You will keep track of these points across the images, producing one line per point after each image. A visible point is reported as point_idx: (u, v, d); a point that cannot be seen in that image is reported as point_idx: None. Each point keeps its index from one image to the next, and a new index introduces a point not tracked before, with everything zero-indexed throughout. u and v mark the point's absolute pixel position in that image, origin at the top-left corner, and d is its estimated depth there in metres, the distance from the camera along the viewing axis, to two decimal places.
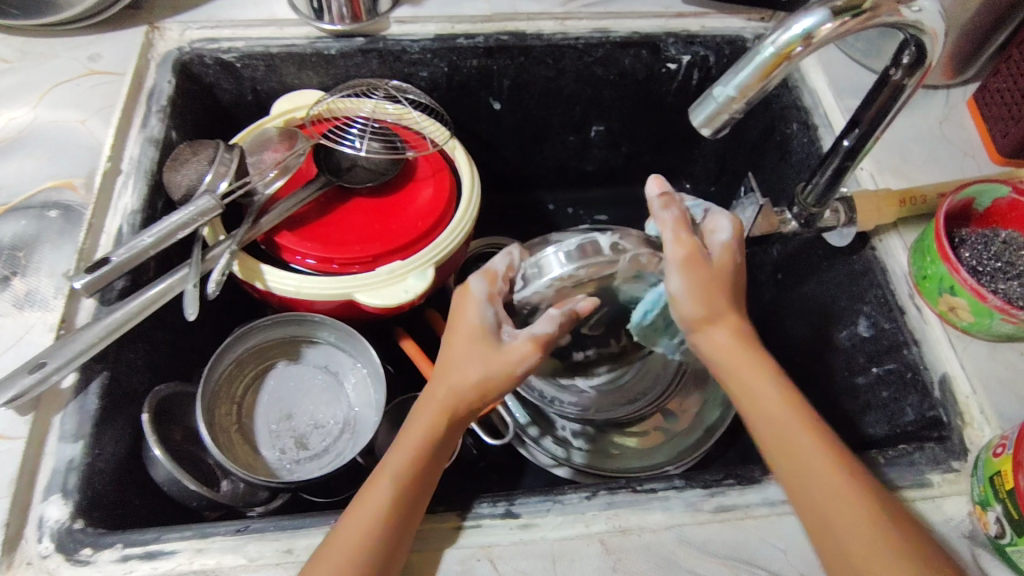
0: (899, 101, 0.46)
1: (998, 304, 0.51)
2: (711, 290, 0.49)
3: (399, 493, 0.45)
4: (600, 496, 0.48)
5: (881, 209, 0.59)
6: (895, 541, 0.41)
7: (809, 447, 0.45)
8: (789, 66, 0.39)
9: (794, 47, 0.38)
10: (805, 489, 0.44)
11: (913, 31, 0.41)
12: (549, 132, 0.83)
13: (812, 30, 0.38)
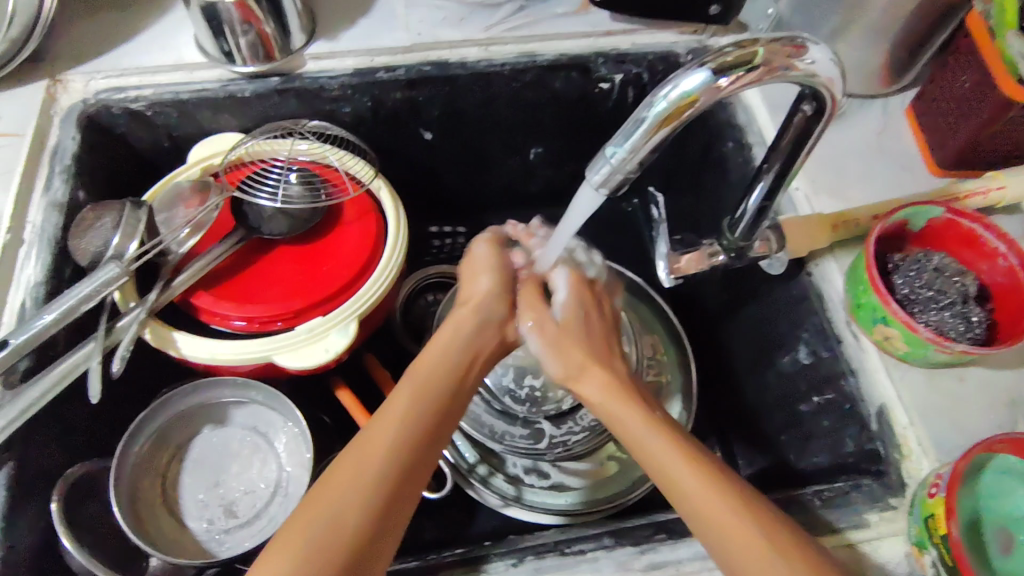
0: (809, 141, 0.46)
1: (929, 335, 0.49)
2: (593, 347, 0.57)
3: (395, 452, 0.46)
4: (528, 561, 0.47)
5: (814, 235, 0.57)
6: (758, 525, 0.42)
7: (683, 477, 0.45)
8: (677, 125, 0.38)
9: (683, 106, 0.37)
10: (698, 506, 0.44)
11: (810, 81, 0.40)
12: (486, 158, 0.79)
13: (700, 89, 0.37)
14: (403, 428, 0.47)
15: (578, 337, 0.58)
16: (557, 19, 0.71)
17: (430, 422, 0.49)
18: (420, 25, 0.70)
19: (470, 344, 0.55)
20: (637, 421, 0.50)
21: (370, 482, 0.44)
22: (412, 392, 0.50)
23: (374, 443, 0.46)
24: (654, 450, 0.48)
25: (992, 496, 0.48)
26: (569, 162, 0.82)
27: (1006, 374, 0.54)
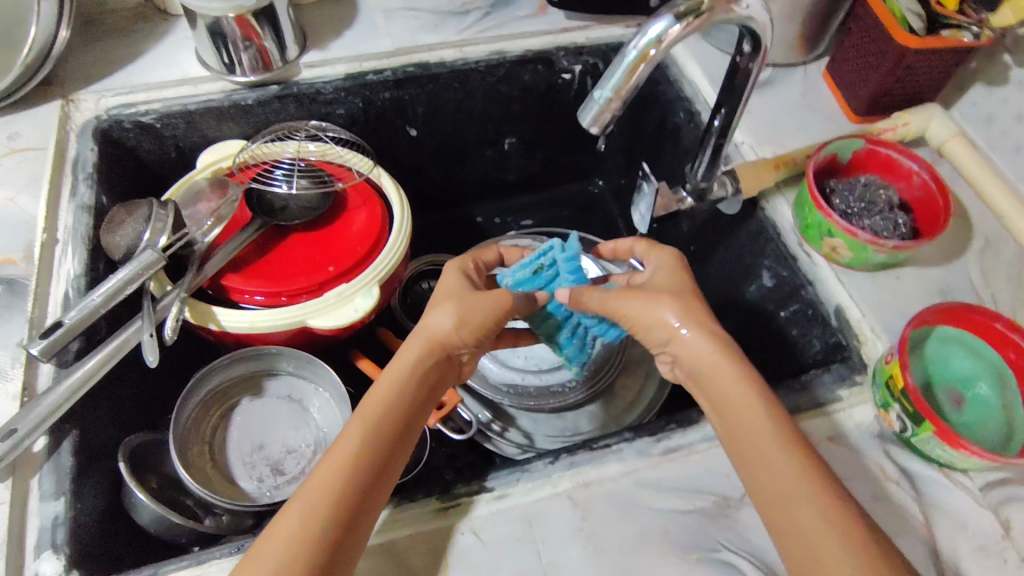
0: (749, 79, 0.56)
1: (867, 237, 0.59)
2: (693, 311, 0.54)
3: (347, 482, 0.46)
4: (563, 458, 0.53)
5: (762, 175, 0.67)
6: (847, 526, 0.41)
7: (814, 515, 0.42)
8: (650, 62, 0.47)
9: (652, 49, 0.46)
10: (787, 510, 0.43)
11: (745, 22, 0.50)
12: (467, 150, 0.87)
13: (662, 34, 0.46)
14: (351, 463, 0.47)
15: (702, 374, 0.51)
16: (520, 21, 0.82)
17: (377, 452, 0.48)
18: (401, 33, 0.79)
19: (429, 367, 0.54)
20: (738, 394, 0.49)
21: (319, 518, 0.43)
22: (364, 426, 0.49)
23: (326, 480, 0.45)
24: (776, 483, 0.44)
25: (936, 366, 0.58)
26: (540, 151, 0.91)
27: (934, 271, 0.64)
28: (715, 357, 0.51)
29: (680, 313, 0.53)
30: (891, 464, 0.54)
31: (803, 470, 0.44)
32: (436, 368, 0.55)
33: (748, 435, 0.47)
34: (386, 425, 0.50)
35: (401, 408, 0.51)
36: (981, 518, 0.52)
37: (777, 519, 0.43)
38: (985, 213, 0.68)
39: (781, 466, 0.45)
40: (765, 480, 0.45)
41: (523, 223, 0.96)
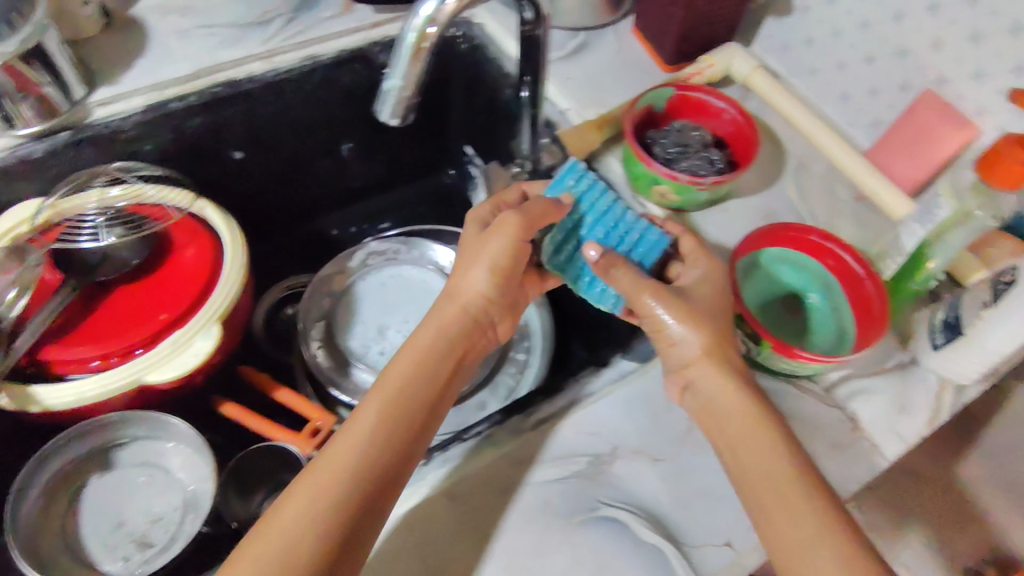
0: (539, 47, 0.55)
1: (686, 179, 0.62)
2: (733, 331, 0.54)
3: (369, 459, 0.47)
4: (436, 457, 0.53)
5: (587, 136, 0.68)
6: (835, 524, 0.44)
7: (807, 514, 0.45)
8: (428, 49, 0.45)
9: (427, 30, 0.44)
10: (779, 517, 0.45)
11: None
12: (303, 162, 0.84)
13: (435, 13, 0.44)
14: (366, 439, 0.48)
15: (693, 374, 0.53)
16: (326, 22, 0.79)
17: (417, 425, 0.51)
18: (200, 53, 0.74)
19: (450, 343, 0.57)
20: (744, 406, 0.51)
21: (338, 490, 0.46)
22: (381, 404, 0.51)
23: (339, 458, 0.47)
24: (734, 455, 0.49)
25: (765, 285, 0.62)
26: (380, 151, 0.89)
27: (756, 200, 0.69)
28: (723, 389, 0.52)
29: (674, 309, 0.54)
30: None
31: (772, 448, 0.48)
32: (450, 344, 0.57)
33: (741, 432, 0.49)
34: (406, 400, 0.51)
35: (420, 395, 0.53)
36: (826, 417, 0.57)
37: (772, 529, 0.45)
38: (793, 136, 0.73)
39: (763, 464, 0.47)
40: (746, 456, 0.48)
41: (382, 226, 0.94)
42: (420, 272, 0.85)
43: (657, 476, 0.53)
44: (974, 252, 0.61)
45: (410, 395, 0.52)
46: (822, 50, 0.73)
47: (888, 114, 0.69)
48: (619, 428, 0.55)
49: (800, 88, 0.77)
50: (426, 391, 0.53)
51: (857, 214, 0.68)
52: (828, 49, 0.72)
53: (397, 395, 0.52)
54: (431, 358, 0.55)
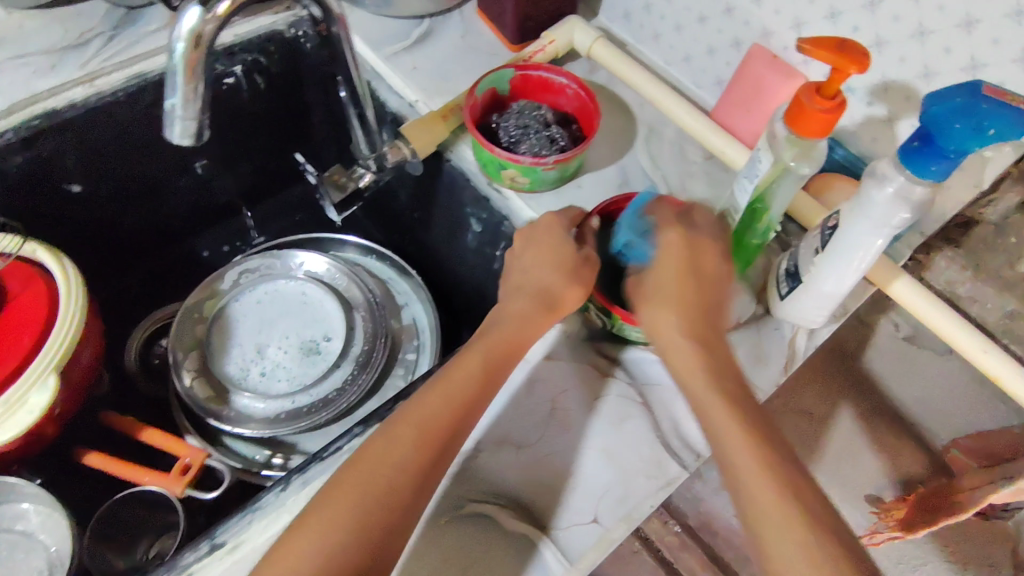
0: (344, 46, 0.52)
1: (529, 160, 0.61)
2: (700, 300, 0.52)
3: (400, 474, 0.46)
4: (295, 480, 0.51)
5: (432, 128, 0.66)
6: (800, 516, 0.43)
7: (766, 494, 0.44)
8: (203, 58, 0.42)
9: (196, 40, 0.42)
10: (742, 487, 0.45)
11: None
12: (154, 187, 0.79)
13: (200, 22, 0.42)
14: (361, 492, 0.45)
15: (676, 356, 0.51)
16: (151, 37, 0.74)
17: (420, 468, 0.47)
18: (11, 86, 0.69)
19: (493, 359, 0.53)
20: (688, 351, 0.51)
21: (370, 503, 0.44)
22: (420, 424, 0.48)
23: (374, 472, 0.46)
24: (736, 476, 0.45)
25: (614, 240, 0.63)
26: (241, 163, 0.85)
27: (609, 170, 0.69)
28: (684, 348, 0.51)
29: (663, 310, 0.52)
30: (606, 360, 0.58)
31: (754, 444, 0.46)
32: (495, 355, 0.53)
33: (708, 398, 0.49)
34: (426, 438, 0.47)
35: (457, 412, 0.49)
36: None
37: (758, 521, 0.43)
38: (643, 103, 0.73)
39: (739, 440, 0.46)
40: (707, 408, 0.49)
41: (256, 242, 0.91)
42: (296, 284, 0.82)
43: (523, 463, 0.52)
44: (818, 197, 0.63)
45: (448, 415, 0.49)
46: (659, 14, 0.73)
47: (727, 72, 0.70)
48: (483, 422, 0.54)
49: (647, 53, 0.77)
50: (464, 406, 0.50)
51: (708, 172, 0.69)
52: (665, 13, 0.72)
53: (436, 411, 0.49)
54: (483, 375, 0.52)
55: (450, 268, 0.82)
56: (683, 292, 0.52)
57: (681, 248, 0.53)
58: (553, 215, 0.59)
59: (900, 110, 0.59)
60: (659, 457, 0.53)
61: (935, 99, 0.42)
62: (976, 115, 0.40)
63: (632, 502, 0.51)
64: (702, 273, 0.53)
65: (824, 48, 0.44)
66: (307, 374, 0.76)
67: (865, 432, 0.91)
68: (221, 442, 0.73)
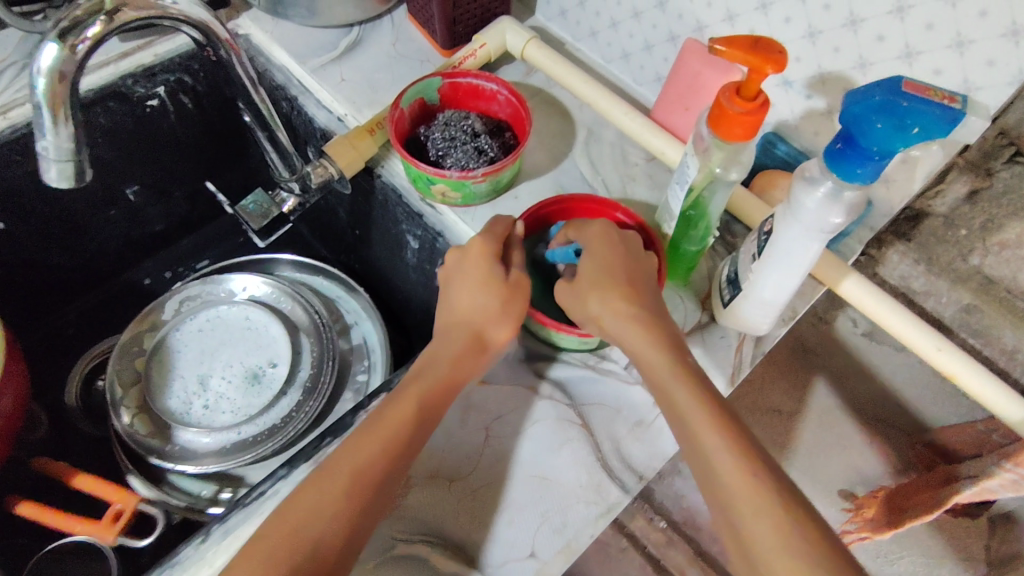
0: (237, 63, 0.53)
1: (456, 175, 0.58)
2: (616, 285, 0.50)
3: (316, 526, 0.43)
4: (215, 531, 0.49)
5: (357, 145, 0.63)
6: (792, 527, 0.40)
7: (755, 511, 0.41)
8: (66, 100, 0.42)
9: (56, 80, 0.41)
10: (729, 500, 0.42)
11: (179, 18, 0.46)
12: (84, 218, 0.76)
13: (60, 60, 0.41)
14: (285, 554, 0.42)
15: (636, 348, 0.49)
16: None
17: (343, 530, 0.43)
18: None
19: (426, 405, 0.50)
20: (653, 353, 0.48)
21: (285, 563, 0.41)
22: (335, 474, 0.45)
23: (285, 523, 0.43)
24: (714, 477, 0.43)
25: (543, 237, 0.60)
26: (177, 187, 0.82)
27: (546, 176, 0.66)
28: (627, 327, 0.49)
29: (611, 301, 0.49)
30: (542, 379, 0.56)
31: (726, 433, 0.43)
32: (423, 403, 0.50)
33: (677, 406, 0.45)
34: (360, 485, 0.45)
35: (378, 456, 0.46)
36: (630, 395, 0.55)
37: (742, 534, 0.41)
38: (581, 105, 0.70)
39: (715, 452, 0.43)
40: (683, 414, 0.45)
41: (201, 265, 0.89)
42: (238, 310, 0.78)
43: (454, 497, 0.50)
44: (761, 196, 0.60)
45: (367, 468, 0.46)
46: (594, 10, 0.70)
47: (665, 67, 0.67)
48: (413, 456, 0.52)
49: (585, 52, 0.74)
50: (387, 452, 0.46)
51: (650, 175, 0.66)
52: (599, 8, 0.69)
53: (350, 453, 0.46)
54: (402, 419, 0.48)
55: (397, 284, 0.80)
56: (610, 278, 0.50)
57: (613, 239, 0.52)
58: (480, 240, 0.54)
59: (838, 103, 0.57)
60: (599, 480, 0.51)
61: (856, 96, 0.39)
62: (895, 114, 0.37)
63: (570, 531, 0.49)
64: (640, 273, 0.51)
65: (739, 48, 0.41)
66: (251, 403, 0.72)
67: (835, 427, 0.90)
68: (165, 482, 0.69)
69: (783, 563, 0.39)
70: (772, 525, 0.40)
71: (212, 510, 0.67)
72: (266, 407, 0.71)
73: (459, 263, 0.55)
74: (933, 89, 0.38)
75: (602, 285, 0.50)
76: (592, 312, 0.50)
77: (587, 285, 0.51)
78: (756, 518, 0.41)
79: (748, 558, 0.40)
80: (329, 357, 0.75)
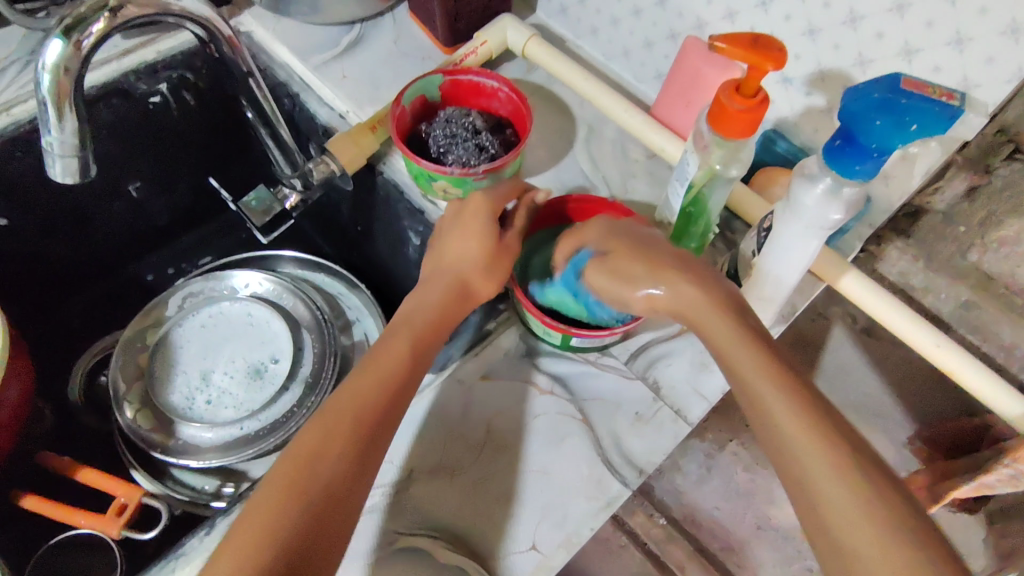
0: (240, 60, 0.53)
1: (457, 171, 0.59)
2: (662, 263, 0.48)
3: (328, 460, 0.42)
4: (218, 523, 0.49)
5: (359, 142, 0.64)
6: (863, 482, 0.37)
7: (821, 469, 0.38)
8: (71, 92, 0.42)
9: (60, 75, 0.41)
10: (796, 461, 0.38)
11: (183, 14, 0.47)
12: (86, 214, 0.76)
13: (65, 55, 0.41)
14: (299, 485, 0.41)
15: (691, 317, 0.46)
16: None
17: (340, 456, 0.42)
18: None
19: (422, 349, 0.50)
20: (714, 325, 0.44)
21: (299, 497, 0.40)
22: (337, 409, 0.45)
23: (295, 459, 0.42)
24: (776, 431, 0.39)
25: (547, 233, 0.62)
26: (179, 184, 0.83)
27: (547, 173, 0.66)
28: (687, 299, 0.46)
29: (663, 277, 0.47)
30: (542, 374, 0.56)
31: (781, 384, 0.40)
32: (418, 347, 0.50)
33: (738, 369, 0.42)
34: (365, 420, 0.45)
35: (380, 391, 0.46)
36: (630, 390, 0.55)
37: (807, 498, 0.38)
38: (581, 102, 0.71)
39: (775, 408, 0.40)
40: (741, 372, 0.42)
41: (202, 262, 0.89)
42: (240, 306, 0.79)
43: (455, 491, 0.50)
44: (761, 193, 0.61)
45: (367, 399, 0.46)
46: (594, 7, 0.70)
47: (665, 65, 0.67)
48: (414, 451, 0.52)
49: (586, 50, 0.74)
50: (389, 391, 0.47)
51: (650, 172, 0.66)
52: (600, 6, 0.69)
53: (353, 391, 0.46)
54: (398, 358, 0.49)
55: (398, 281, 0.80)
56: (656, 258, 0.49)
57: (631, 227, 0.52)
58: (482, 195, 0.57)
59: (838, 100, 0.57)
60: (599, 475, 0.51)
61: (855, 93, 0.40)
62: (895, 112, 0.37)
63: (571, 525, 0.49)
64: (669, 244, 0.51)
65: (739, 45, 0.42)
66: (255, 398, 0.73)
67: None
68: (168, 477, 0.70)
69: (852, 522, 0.36)
70: (841, 479, 0.37)
71: (215, 504, 0.68)
72: (270, 402, 0.71)
73: (456, 218, 0.57)
74: (932, 87, 0.38)
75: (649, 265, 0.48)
76: (643, 291, 0.48)
77: (627, 267, 0.49)
78: (826, 477, 0.37)
79: (815, 519, 0.37)
80: (331, 353, 0.75)
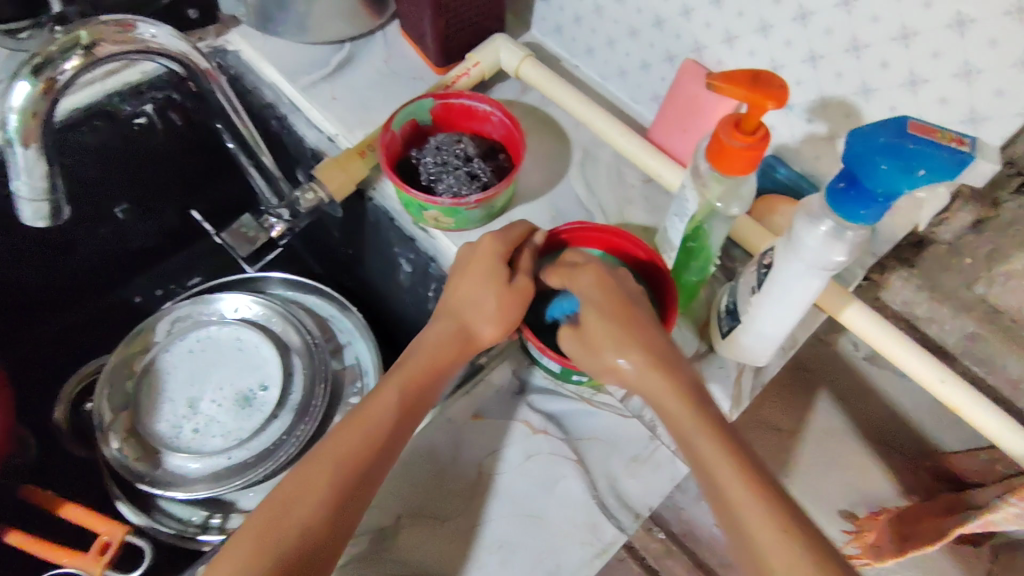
0: (219, 90, 0.52)
1: (448, 201, 0.57)
2: (617, 317, 0.48)
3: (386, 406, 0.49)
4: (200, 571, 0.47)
5: (347, 167, 0.62)
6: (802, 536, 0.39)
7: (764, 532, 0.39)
8: (39, 134, 0.40)
9: (29, 118, 0.40)
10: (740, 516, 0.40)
11: (161, 52, 0.45)
12: (71, 236, 0.74)
13: (33, 98, 0.40)
14: (361, 430, 0.47)
15: (651, 390, 0.46)
16: None
17: (399, 420, 0.49)
18: None
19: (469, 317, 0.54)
20: (673, 403, 0.45)
21: (358, 438, 0.47)
22: (402, 375, 0.51)
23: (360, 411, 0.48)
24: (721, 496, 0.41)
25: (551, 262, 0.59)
26: (167, 206, 0.81)
27: (541, 199, 0.64)
28: (643, 374, 0.46)
29: (628, 350, 0.47)
30: (535, 413, 0.54)
31: (741, 468, 0.41)
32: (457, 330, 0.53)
33: (683, 435, 0.44)
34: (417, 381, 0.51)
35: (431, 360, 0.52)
36: (627, 430, 0.53)
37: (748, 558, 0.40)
38: (577, 125, 0.69)
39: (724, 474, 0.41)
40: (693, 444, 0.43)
41: (191, 282, 0.86)
42: (229, 330, 0.77)
43: (444, 538, 0.49)
44: (761, 222, 0.59)
45: (416, 364, 0.51)
46: (591, 27, 0.68)
47: (663, 87, 0.66)
48: (403, 495, 0.50)
49: (582, 69, 0.72)
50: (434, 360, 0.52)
51: (646, 198, 0.65)
52: (596, 26, 0.67)
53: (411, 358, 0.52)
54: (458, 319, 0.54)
55: (391, 304, 0.78)
56: (610, 321, 0.48)
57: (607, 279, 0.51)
58: (492, 237, 0.54)
59: (840, 129, 0.55)
60: (592, 520, 0.50)
61: (860, 135, 0.38)
62: (901, 157, 0.36)
63: (563, 574, 0.48)
64: (633, 299, 0.50)
65: (737, 83, 0.40)
66: (252, 416, 0.72)
67: (836, 445, 0.90)
68: (154, 509, 0.68)
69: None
70: (777, 531, 0.39)
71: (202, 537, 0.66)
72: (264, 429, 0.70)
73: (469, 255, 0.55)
74: (940, 131, 0.36)
75: (620, 329, 0.48)
76: (607, 363, 0.48)
77: (597, 331, 0.49)
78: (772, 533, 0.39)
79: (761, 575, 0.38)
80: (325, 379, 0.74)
